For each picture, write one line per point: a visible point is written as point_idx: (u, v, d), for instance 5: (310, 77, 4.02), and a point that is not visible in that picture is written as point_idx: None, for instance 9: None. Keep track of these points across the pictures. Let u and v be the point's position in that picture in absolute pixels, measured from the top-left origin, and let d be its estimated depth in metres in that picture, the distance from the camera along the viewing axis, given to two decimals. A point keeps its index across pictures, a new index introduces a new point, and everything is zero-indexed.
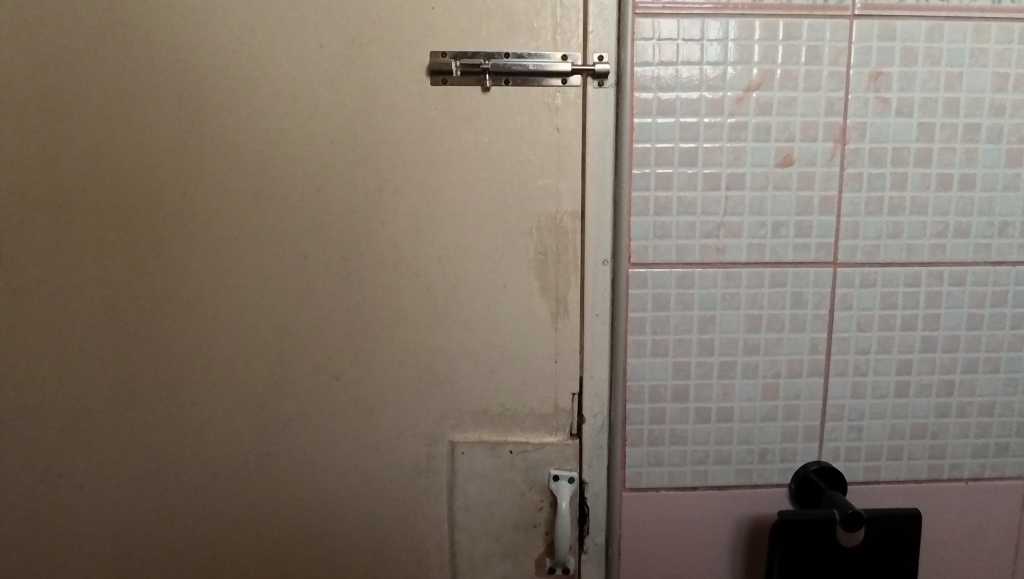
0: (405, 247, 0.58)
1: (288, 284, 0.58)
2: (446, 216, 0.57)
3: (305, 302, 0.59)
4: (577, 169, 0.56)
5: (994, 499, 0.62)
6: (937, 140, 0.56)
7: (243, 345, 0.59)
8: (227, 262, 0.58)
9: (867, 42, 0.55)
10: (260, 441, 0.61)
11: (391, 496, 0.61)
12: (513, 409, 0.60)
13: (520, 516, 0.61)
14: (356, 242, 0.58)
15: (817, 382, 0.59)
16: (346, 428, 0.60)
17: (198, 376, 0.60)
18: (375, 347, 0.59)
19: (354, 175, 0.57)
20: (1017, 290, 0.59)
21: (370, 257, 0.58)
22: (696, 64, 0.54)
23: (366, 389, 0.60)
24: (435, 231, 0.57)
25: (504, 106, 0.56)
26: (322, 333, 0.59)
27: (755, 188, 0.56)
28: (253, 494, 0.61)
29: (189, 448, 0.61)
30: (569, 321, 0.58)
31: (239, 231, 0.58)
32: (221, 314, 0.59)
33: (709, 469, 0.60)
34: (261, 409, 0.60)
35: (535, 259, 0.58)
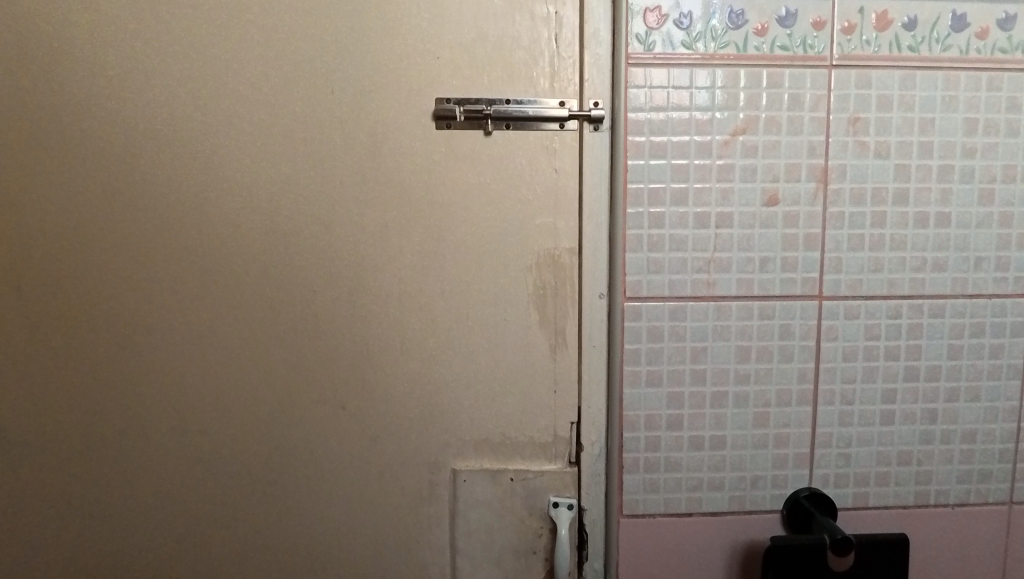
0: (409, 281, 0.60)
1: (297, 317, 0.61)
2: (449, 251, 0.60)
3: (313, 334, 0.61)
4: (574, 208, 0.59)
5: (979, 524, 0.64)
6: (913, 180, 0.60)
7: (252, 376, 0.61)
8: (238, 296, 0.61)
9: (845, 90, 0.58)
10: (267, 470, 0.62)
11: (394, 524, 0.63)
12: (514, 437, 0.62)
13: (520, 543, 0.63)
14: (363, 277, 0.60)
15: (805, 410, 0.62)
16: (352, 457, 0.62)
17: (207, 406, 0.62)
18: (380, 378, 0.61)
19: (362, 213, 0.60)
20: (993, 321, 0.62)
21: (376, 291, 0.60)
22: (686, 109, 0.58)
23: (371, 418, 0.62)
24: (439, 266, 0.60)
25: (505, 149, 0.59)
26: (330, 364, 0.61)
27: (742, 226, 0.59)
28: (259, 522, 0.63)
29: (196, 477, 0.62)
30: (567, 352, 0.61)
31: (251, 266, 0.60)
32: (232, 345, 0.61)
33: (703, 495, 0.62)
34: (269, 438, 0.62)
35: (534, 293, 0.60)
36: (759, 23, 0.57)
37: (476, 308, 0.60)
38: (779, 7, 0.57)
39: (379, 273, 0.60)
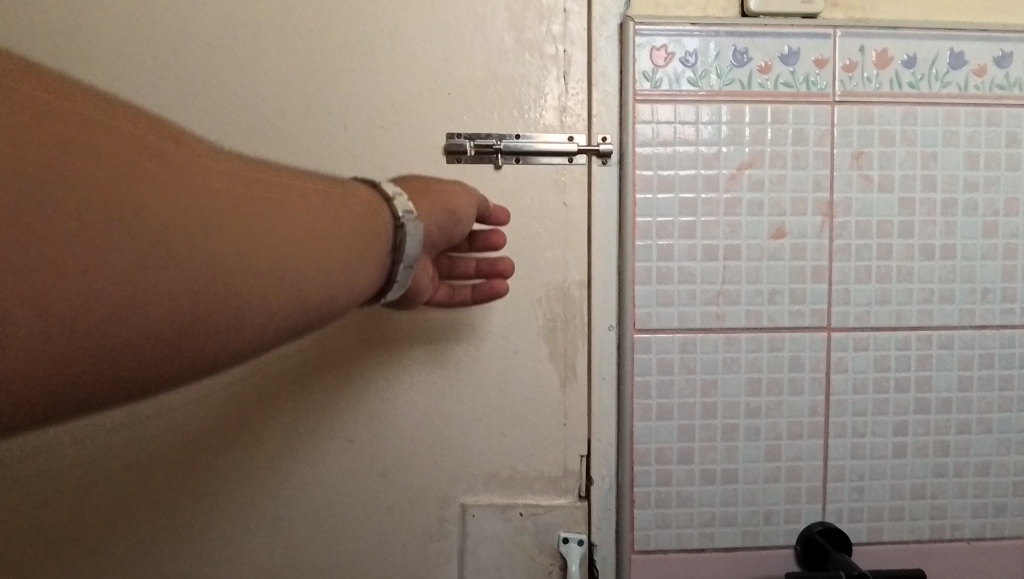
0: (419, 314, 0.60)
1: (306, 350, 0.60)
2: None
3: (322, 367, 0.61)
4: (583, 241, 0.60)
5: (995, 559, 0.63)
6: (918, 213, 0.61)
7: (260, 410, 0.61)
8: None
9: (848, 125, 0.60)
10: (274, 505, 0.61)
11: (402, 561, 0.62)
12: (524, 472, 0.61)
13: None
14: (373, 309, 0.60)
15: (817, 443, 0.61)
16: (359, 492, 0.61)
17: (214, 441, 0.61)
18: (389, 412, 0.61)
19: None
20: (1002, 353, 0.62)
21: (386, 323, 0.60)
22: (693, 144, 0.59)
23: (380, 453, 0.61)
24: None
25: (514, 183, 0.60)
26: (339, 397, 0.61)
27: (750, 258, 0.59)
28: (265, 559, 0.62)
29: (201, 514, 0.61)
30: (577, 385, 0.61)
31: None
32: (240, 379, 0.61)
33: (715, 530, 0.61)
34: (276, 473, 0.61)
35: (544, 325, 0.60)
36: (763, 61, 0.59)
37: (486, 341, 0.60)
38: (781, 46, 0.59)
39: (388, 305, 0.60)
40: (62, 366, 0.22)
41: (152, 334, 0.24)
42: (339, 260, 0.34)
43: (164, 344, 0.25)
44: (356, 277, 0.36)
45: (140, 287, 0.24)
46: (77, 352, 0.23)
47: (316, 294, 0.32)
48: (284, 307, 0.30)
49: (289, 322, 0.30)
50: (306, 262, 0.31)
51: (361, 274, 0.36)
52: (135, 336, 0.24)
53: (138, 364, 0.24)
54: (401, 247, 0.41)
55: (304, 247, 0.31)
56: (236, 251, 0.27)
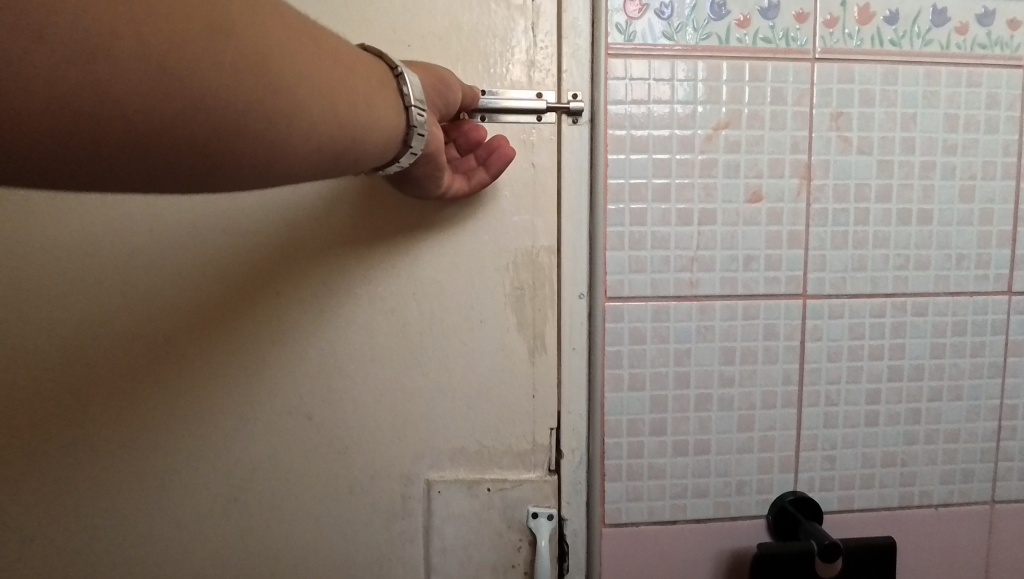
0: (379, 283, 0.57)
1: (259, 322, 0.57)
2: (421, 251, 0.56)
3: (276, 339, 0.57)
4: (553, 205, 0.57)
5: (962, 525, 0.63)
6: (896, 177, 0.59)
7: (211, 385, 0.57)
8: (194, 300, 0.56)
9: (828, 84, 0.57)
10: (228, 486, 0.58)
11: (365, 540, 0.59)
12: (491, 446, 0.59)
13: (498, 557, 0.60)
14: (330, 278, 0.56)
15: (790, 412, 0.60)
16: (319, 470, 0.58)
17: (161, 419, 0.57)
18: (348, 386, 0.58)
19: (327, 211, 0.56)
20: (975, 320, 0.61)
21: (344, 293, 0.57)
22: (668, 103, 0.56)
23: (339, 429, 0.58)
24: (410, 266, 0.57)
25: None
26: (294, 372, 0.57)
27: (725, 223, 0.57)
28: (219, 542, 0.59)
29: (149, 496, 0.58)
30: (546, 356, 0.58)
31: (207, 268, 0.56)
32: (189, 353, 0.57)
33: (687, 502, 0.60)
34: (229, 452, 0.58)
35: (512, 294, 0.57)
36: (741, 15, 0.56)
37: (450, 311, 0.57)
38: None
39: (346, 274, 0.56)
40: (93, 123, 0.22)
41: (183, 105, 0.24)
42: (357, 84, 0.33)
43: (195, 121, 0.25)
44: (379, 108, 0.35)
45: (178, 60, 0.23)
46: (109, 109, 0.22)
47: (343, 109, 0.31)
48: (315, 112, 0.29)
49: (322, 137, 0.30)
50: (327, 74, 0.31)
51: (382, 109, 0.36)
52: (166, 103, 0.24)
53: (164, 139, 0.24)
54: (409, 101, 0.38)
55: (322, 58, 0.31)
56: (262, 44, 0.27)
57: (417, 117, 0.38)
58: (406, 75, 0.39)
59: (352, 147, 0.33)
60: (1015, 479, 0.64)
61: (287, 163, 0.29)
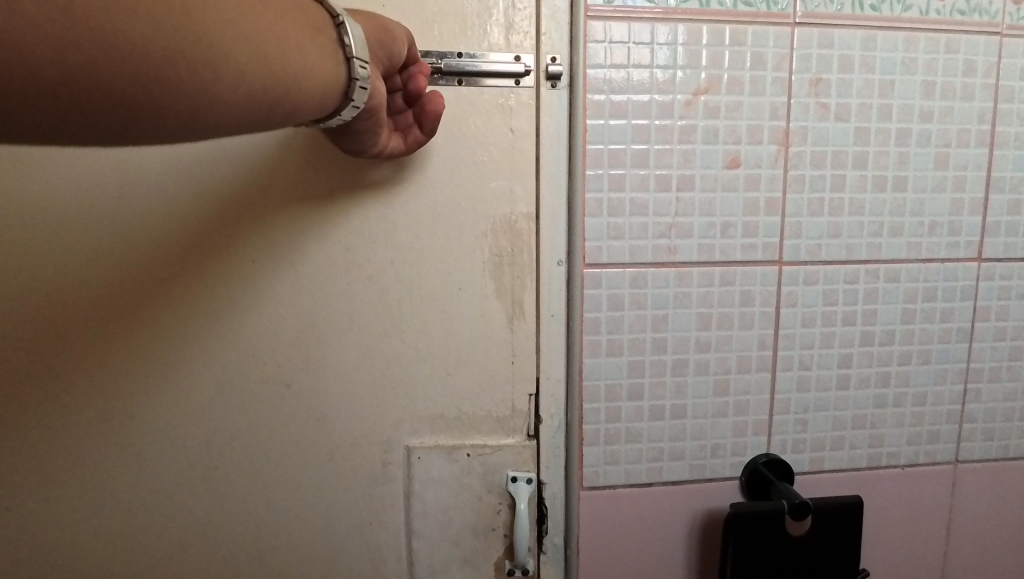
0: (356, 249, 0.56)
1: (234, 289, 0.56)
2: (398, 217, 0.56)
3: (251, 308, 0.56)
4: (531, 170, 0.56)
5: (927, 484, 0.66)
6: (873, 144, 0.59)
7: (185, 354, 0.57)
8: (167, 268, 0.55)
9: (808, 49, 0.57)
10: (207, 454, 0.58)
11: (346, 506, 0.60)
12: (471, 413, 0.59)
13: (478, 520, 0.61)
14: (305, 245, 0.56)
15: (765, 377, 0.61)
16: (299, 437, 0.58)
17: (135, 389, 0.57)
18: (326, 353, 0.57)
19: (302, 176, 0.55)
20: (945, 286, 0.62)
21: (320, 259, 0.56)
22: (647, 67, 0.55)
23: (318, 396, 0.58)
24: (388, 232, 0.56)
25: (457, 107, 0.55)
26: (271, 340, 0.57)
27: (704, 189, 0.57)
28: (200, 510, 0.59)
29: (127, 465, 0.58)
30: (525, 323, 0.58)
31: (178, 236, 0.55)
32: (163, 321, 0.56)
33: (663, 465, 0.61)
34: (207, 420, 0.58)
35: (490, 261, 0.57)
36: None
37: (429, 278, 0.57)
38: None
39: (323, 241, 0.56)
40: (14, 77, 0.23)
41: (99, 57, 0.25)
42: (290, 33, 0.34)
43: (116, 71, 0.25)
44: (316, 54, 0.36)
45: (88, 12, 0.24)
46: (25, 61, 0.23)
47: (275, 56, 0.32)
48: (241, 56, 0.30)
49: (253, 86, 0.31)
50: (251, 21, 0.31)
51: (318, 55, 0.36)
52: (84, 54, 0.24)
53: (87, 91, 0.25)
54: (352, 52, 0.38)
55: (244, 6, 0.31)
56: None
57: (358, 70, 0.39)
58: (348, 24, 0.39)
59: (291, 93, 0.34)
60: (978, 440, 0.66)
61: (227, 110, 0.30)
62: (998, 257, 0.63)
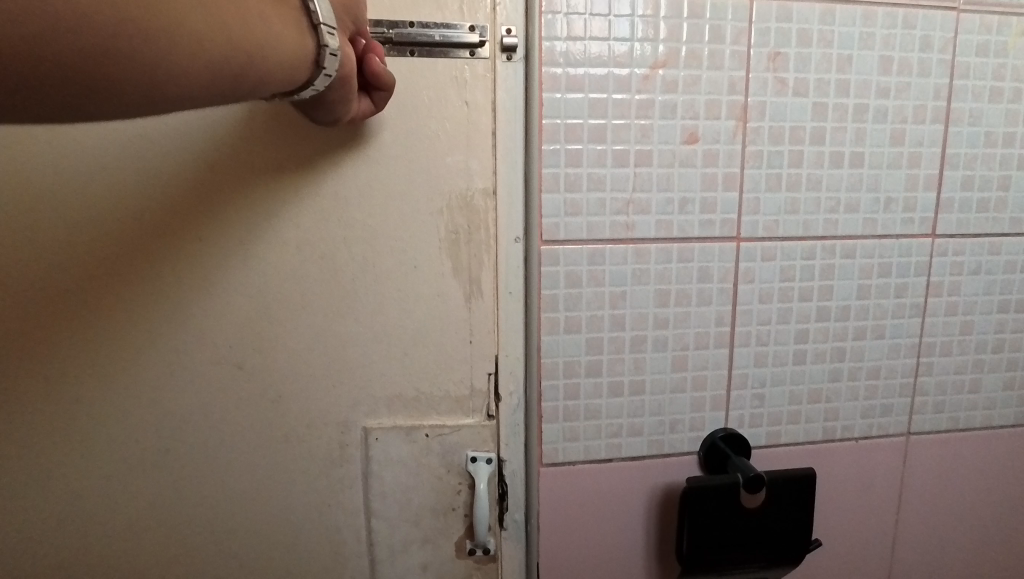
0: (309, 227, 0.55)
1: (181, 268, 0.54)
2: (352, 194, 0.55)
3: (199, 288, 0.55)
4: (488, 145, 0.55)
5: (879, 455, 0.67)
6: (830, 120, 0.59)
7: (133, 338, 0.55)
8: (109, 245, 0.53)
9: (766, 23, 0.56)
10: (156, 438, 0.57)
11: (302, 488, 0.59)
12: (430, 393, 0.59)
13: (438, 500, 0.61)
14: (256, 223, 0.54)
15: (723, 352, 0.62)
16: (252, 419, 0.57)
17: (80, 374, 0.55)
18: (279, 334, 0.56)
19: (248, 151, 0.53)
20: (901, 261, 0.63)
21: (270, 238, 0.55)
22: (604, 39, 0.54)
23: (273, 379, 0.57)
24: (341, 210, 0.55)
25: (410, 79, 0.54)
26: (221, 320, 0.55)
27: (661, 165, 0.57)
28: (150, 494, 0.58)
29: (72, 449, 0.56)
30: (483, 301, 0.58)
31: (120, 215, 0.53)
32: (105, 301, 0.54)
33: (622, 441, 0.61)
34: (155, 403, 0.56)
35: (447, 238, 0.56)
36: None
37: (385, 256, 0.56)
38: None
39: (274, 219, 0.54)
40: None
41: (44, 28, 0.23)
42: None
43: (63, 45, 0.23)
44: (275, 24, 0.33)
45: None
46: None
47: (236, 28, 0.30)
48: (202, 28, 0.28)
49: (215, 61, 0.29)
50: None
51: (278, 26, 0.34)
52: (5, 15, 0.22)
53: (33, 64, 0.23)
54: (318, 20, 0.36)
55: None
56: None
57: (327, 38, 0.37)
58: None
59: (247, 64, 0.31)
60: (929, 412, 0.67)
61: (173, 79, 0.28)
62: (950, 233, 0.64)
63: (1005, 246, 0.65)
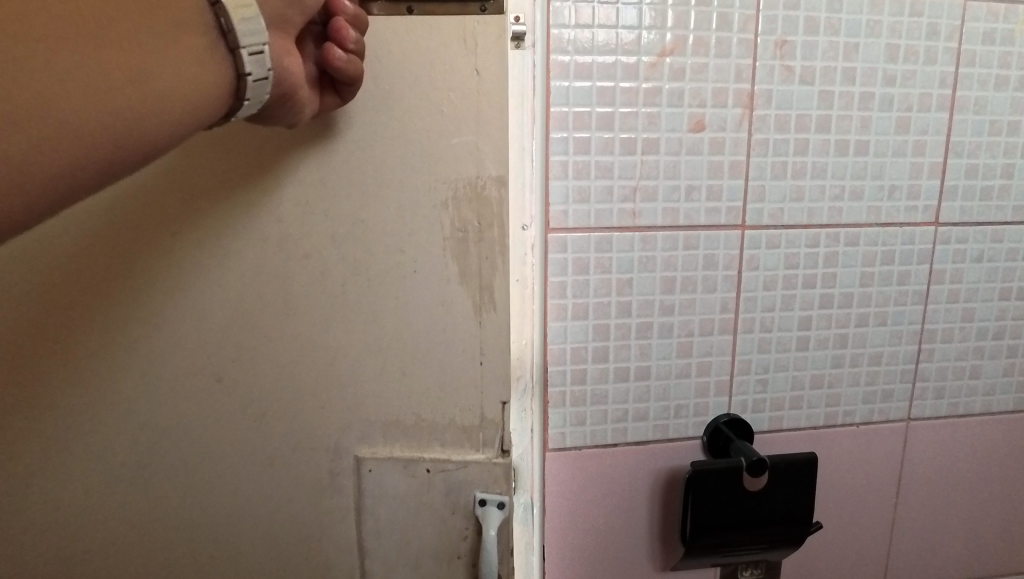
0: (299, 236, 0.51)
1: (161, 276, 0.52)
2: (348, 203, 0.51)
3: (178, 298, 0.52)
4: (501, 124, 0.50)
5: (880, 440, 0.68)
6: (836, 107, 0.59)
7: (115, 348, 0.53)
8: (86, 251, 0.51)
9: (773, 10, 0.56)
10: (137, 452, 0.55)
11: (289, 514, 0.56)
12: (429, 418, 0.55)
13: (440, 543, 0.56)
14: (247, 224, 0.51)
15: (727, 339, 0.62)
16: (236, 437, 0.55)
17: (57, 383, 0.53)
18: (264, 350, 0.53)
19: (236, 155, 0.50)
20: (903, 249, 0.64)
21: (256, 248, 0.51)
22: (612, 26, 0.54)
23: (264, 392, 0.54)
24: (334, 219, 0.51)
25: (415, 43, 0.48)
26: (203, 332, 0.53)
27: (668, 153, 0.57)
28: (132, 510, 0.56)
29: (51, 461, 0.54)
30: (493, 314, 0.53)
31: (105, 220, 0.50)
32: (83, 308, 0.52)
33: (627, 426, 0.62)
34: (136, 416, 0.54)
35: (452, 238, 0.51)
36: None
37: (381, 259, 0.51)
38: None
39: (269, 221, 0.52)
40: None
41: None
42: (138, 62, 0.30)
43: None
44: (191, 51, 0.33)
45: None
46: None
47: (130, 109, 0.30)
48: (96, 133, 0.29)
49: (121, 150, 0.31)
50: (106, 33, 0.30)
51: (188, 67, 0.33)
52: None
53: None
54: (235, 42, 0.34)
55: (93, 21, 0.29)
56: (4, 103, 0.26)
57: (247, 59, 0.35)
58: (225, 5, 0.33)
59: (171, 104, 0.32)
60: (929, 398, 0.68)
61: (89, 181, 0.30)
62: (953, 220, 0.64)
63: (1007, 233, 0.65)
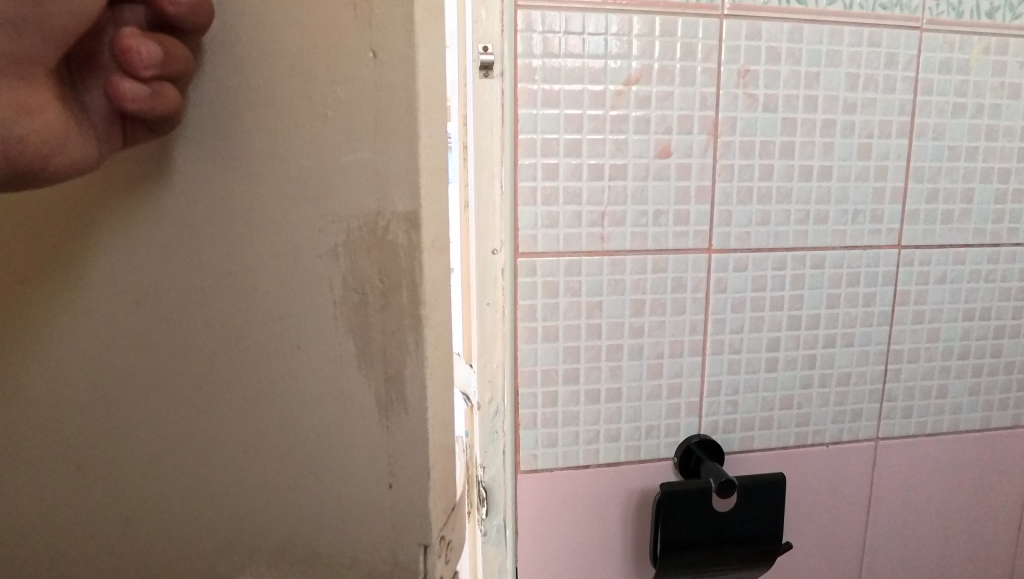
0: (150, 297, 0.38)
1: None
2: (210, 253, 0.37)
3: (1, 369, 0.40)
4: (413, 133, 0.34)
5: (850, 459, 0.69)
6: (799, 134, 0.61)
7: None
8: None
9: (736, 41, 0.58)
10: None
11: None
12: (323, 560, 0.40)
13: None
14: (81, 276, 0.38)
15: (696, 360, 0.63)
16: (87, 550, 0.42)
17: None
18: (112, 441, 0.40)
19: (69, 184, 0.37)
20: (868, 272, 0.65)
21: (95, 310, 0.38)
22: (580, 56, 0.56)
23: (127, 490, 0.41)
24: (192, 274, 0.37)
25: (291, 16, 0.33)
26: (35, 415, 0.40)
27: (636, 178, 0.58)
28: None
29: None
30: (405, 418, 0.38)
31: None
32: None
33: (599, 447, 0.63)
34: None
35: (346, 303, 0.37)
36: None
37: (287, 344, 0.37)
38: None
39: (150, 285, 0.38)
40: None
41: None
42: None
43: None
44: None
45: None
46: None
47: None
48: None
49: None
50: None
51: None
52: None
53: None
54: None
55: None
56: None
57: None
58: None
59: None
60: (898, 417, 0.69)
61: None
62: (916, 243, 0.66)
63: (969, 255, 0.67)
